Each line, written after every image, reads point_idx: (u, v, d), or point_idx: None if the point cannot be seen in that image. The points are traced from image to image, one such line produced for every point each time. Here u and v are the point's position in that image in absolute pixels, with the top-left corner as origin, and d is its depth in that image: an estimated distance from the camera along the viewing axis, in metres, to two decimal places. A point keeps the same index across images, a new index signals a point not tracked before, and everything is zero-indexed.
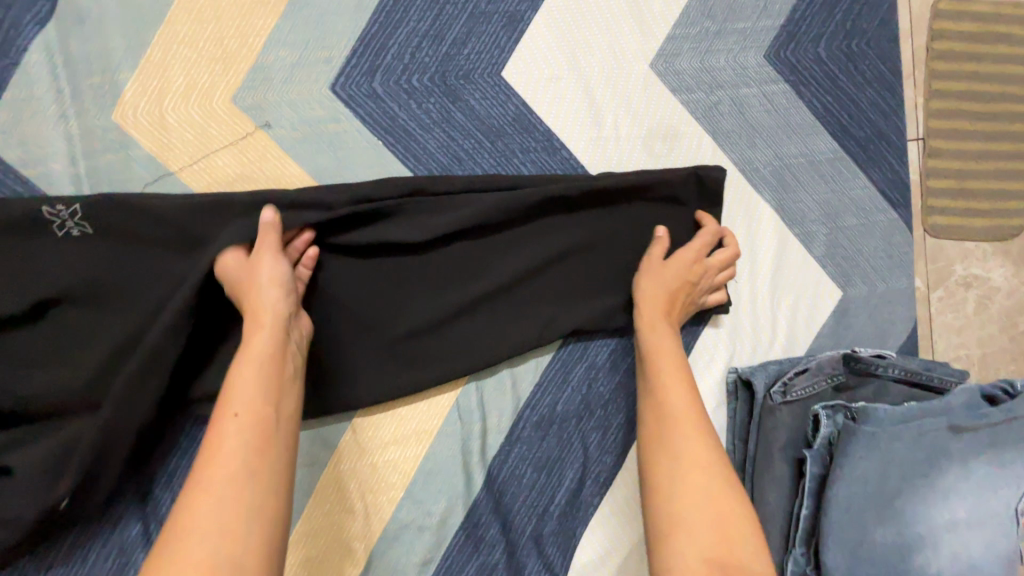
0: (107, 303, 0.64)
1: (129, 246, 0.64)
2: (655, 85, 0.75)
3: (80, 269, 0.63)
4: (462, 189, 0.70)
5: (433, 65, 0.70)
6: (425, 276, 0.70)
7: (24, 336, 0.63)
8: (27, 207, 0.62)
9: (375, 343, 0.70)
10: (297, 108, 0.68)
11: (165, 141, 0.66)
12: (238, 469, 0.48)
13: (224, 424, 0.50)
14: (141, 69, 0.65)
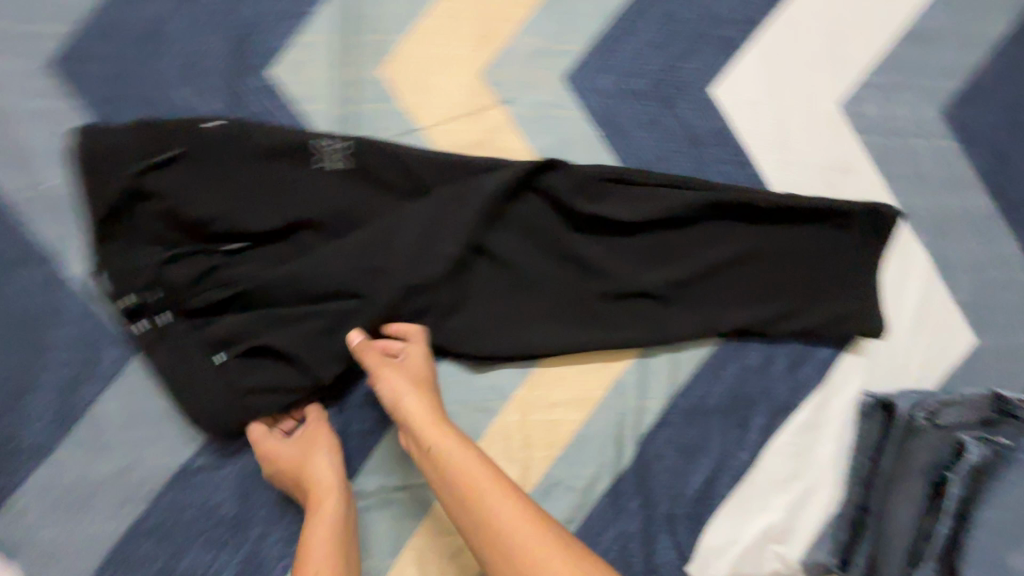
0: (346, 232, 0.71)
1: (374, 185, 0.71)
2: (842, 123, 0.83)
3: (331, 198, 0.69)
4: (667, 186, 0.78)
5: (655, 73, 0.79)
6: (617, 257, 0.78)
7: (271, 249, 0.70)
8: (297, 135, 0.68)
9: (564, 309, 0.77)
10: (533, 91, 0.76)
11: (418, 101, 0.74)
12: None
13: (304, 461, 0.67)
14: (411, 34, 0.73)
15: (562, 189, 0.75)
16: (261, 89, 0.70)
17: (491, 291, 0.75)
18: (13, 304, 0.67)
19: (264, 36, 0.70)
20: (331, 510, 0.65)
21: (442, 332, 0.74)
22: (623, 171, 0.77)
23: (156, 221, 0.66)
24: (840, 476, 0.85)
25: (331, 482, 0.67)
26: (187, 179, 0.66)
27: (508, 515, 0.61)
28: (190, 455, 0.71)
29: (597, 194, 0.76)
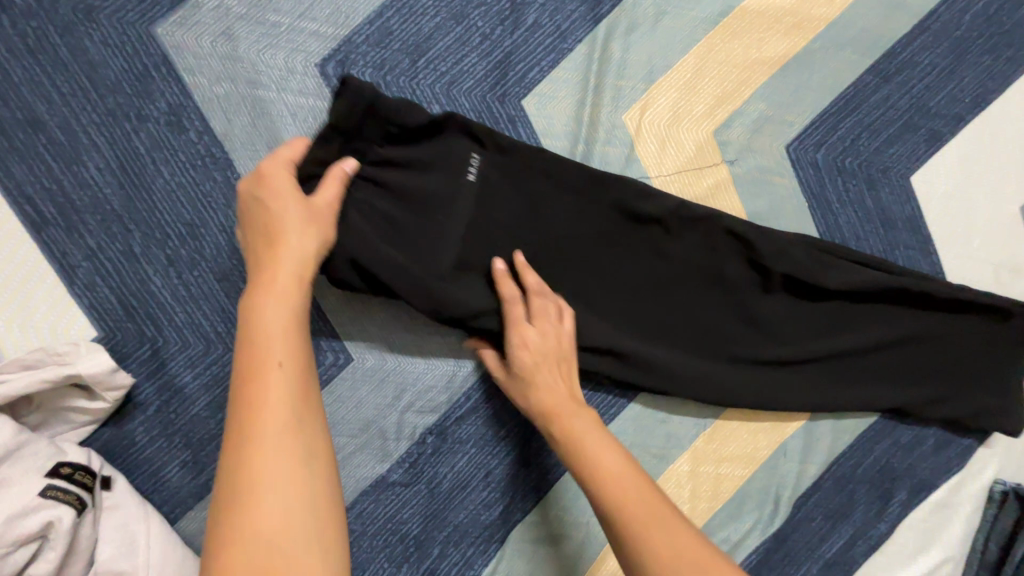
0: (566, 261, 0.70)
1: (603, 222, 0.71)
2: (1021, 226, 0.86)
3: (562, 228, 0.69)
4: (863, 263, 0.80)
5: (865, 154, 0.81)
6: (807, 325, 0.79)
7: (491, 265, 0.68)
8: (547, 161, 0.68)
9: (752, 371, 0.78)
10: (756, 156, 0.78)
11: (654, 150, 0.75)
12: (276, 432, 0.45)
13: (265, 353, 0.48)
14: (656, 84, 0.74)
15: (776, 252, 0.74)
16: (511, 117, 0.71)
17: (688, 345, 0.76)
18: (243, 299, 0.66)
19: (521, 65, 0.71)
20: (268, 442, 0.44)
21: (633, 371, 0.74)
22: (827, 242, 0.78)
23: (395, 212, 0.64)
24: (962, 555, 0.89)
25: (274, 414, 0.45)
26: (438, 196, 0.65)
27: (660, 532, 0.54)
28: (385, 468, 0.71)
29: (807, 261, 0.76)
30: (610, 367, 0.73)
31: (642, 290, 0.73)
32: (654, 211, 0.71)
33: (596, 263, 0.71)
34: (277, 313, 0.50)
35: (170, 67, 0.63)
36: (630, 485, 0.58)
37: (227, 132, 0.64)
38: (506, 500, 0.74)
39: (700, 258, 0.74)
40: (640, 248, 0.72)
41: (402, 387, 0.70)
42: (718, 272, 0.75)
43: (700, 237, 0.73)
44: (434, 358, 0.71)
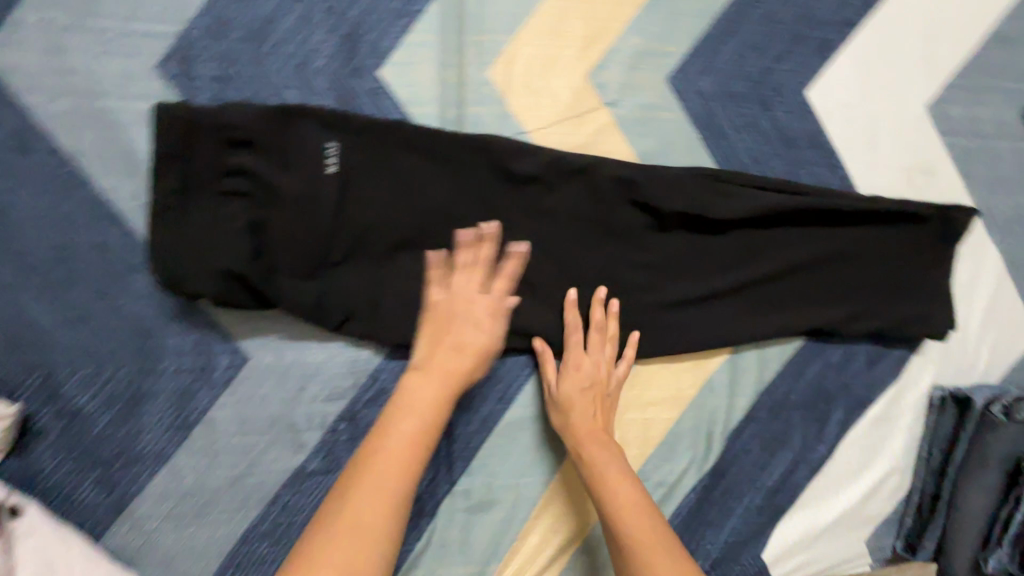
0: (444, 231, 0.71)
1: (476, 187, 0.71)
2: (927, 126, 0.84)
3: (435, 199, 0.70)
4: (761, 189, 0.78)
5: (754, 74, 0.78)
6: (712, 261, 0.78)
7: (367, 249, 0.69)
8: (406, 135, 0.68)
9: (663, 313, 0.78)
10: (637, 93, 0.75)
11: (528, 104, 0.73)
12: (403, 433, 0.59)
13: (407, 403, 0.62)
14: (519, 34, 0.72)
15: (658, 191, 0.75)
16: (370, 91, 0.69)
17: (591, 297, 0.76)
18: (125, 313, 0.66)
19: (373, 35, 0.68)
20: (363, 507, 0.54)
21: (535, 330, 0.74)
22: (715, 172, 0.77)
23: (249, 210, 0.63)
24: (909, 464, 0.89)
25: (386, 483, 0.56)
26: (296, 195, 0.64)
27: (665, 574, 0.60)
28: (303, 459, 0.72)
29: (692, 195, 0.76)
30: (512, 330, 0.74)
31: (531, 250, 0.74)
32: (527, 168, 0.71)
33: (477, 230, 0.72)
34: (423, 394, 0.63)
35: (5, 90, 0.62)
36: (662, 539, 0.63)
37: (77, 149, 0.63)
38: (432, 474, 0.75)
39: (584, 209, 0.74)
40: (520, 209, 0.73)
41: (306, 378, 0.71)
42: (606, 222, 0.75)
43: (580, 188, 0.74)
44: (334, 343, 0.71)
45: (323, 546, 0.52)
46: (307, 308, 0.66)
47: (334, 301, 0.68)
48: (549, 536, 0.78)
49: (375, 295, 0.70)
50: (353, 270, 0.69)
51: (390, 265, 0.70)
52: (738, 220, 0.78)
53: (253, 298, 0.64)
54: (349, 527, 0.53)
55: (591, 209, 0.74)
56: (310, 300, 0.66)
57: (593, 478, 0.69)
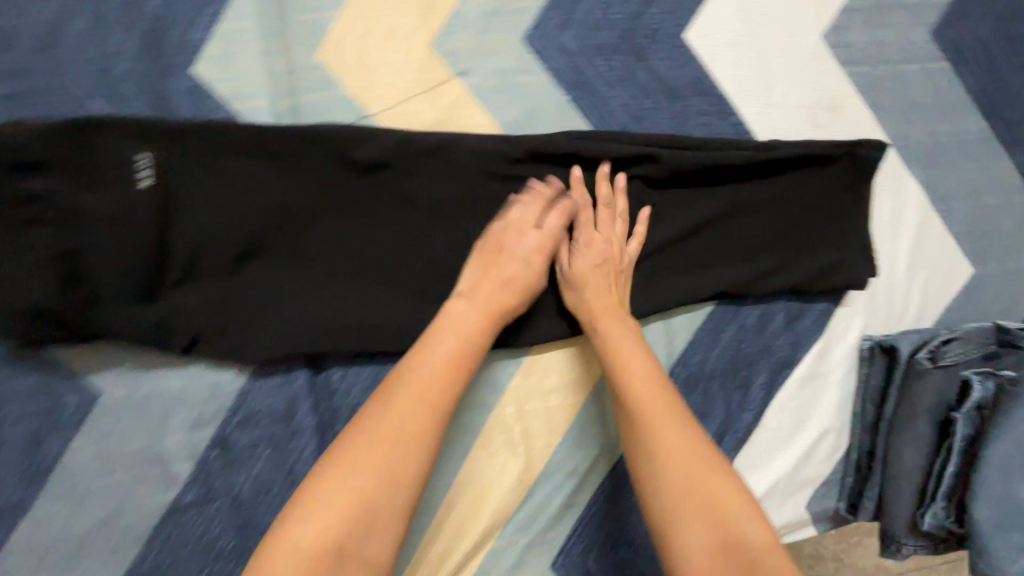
0: (291, 233, 0.67)
1: (320, 183, 0.66)
2: (825, 58, 0.77)
3: (274, 200, 0.65)
4: (637, 147, 0.71)
5: (622, 22, 0.71)
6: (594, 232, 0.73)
7: (206, 262, 0.64)
8: (229, 133, 0.63)
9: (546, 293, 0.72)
10: (491, 59, 0.69)
11: (368, 84, 0.66)
12: (439, 352, 0.62)
13: (445, 323, 0.64)
14: (347, 8, 0.65)
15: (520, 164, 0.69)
16: (187, 92, 0.63)
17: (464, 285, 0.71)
18: None
19: (180, 29, 0.62)
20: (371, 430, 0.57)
21: (408, 331, 0.69)
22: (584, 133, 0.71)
23: (56, 235, 0.59)
24: (843, 422, 0.84)
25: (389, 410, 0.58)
26: (107, 214, 0.60)
27: (682, 464, 0.58)
28: (176, 492, 0.67)
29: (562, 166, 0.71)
30: (384, 330, 0.69)
31: (390, 242, 0.69)
32: (367, 155, 0.66)
33: (330, 228, 0.67)
34: (458, 315, 0.64)
35: None
36: (682, 429, 0.60)
37: None
38: None
39: (445, 193, 0.68)
40: (370, 199, 0.68)
41: (166, 407, 0.66)
42: (468, 203, 0.70)
43: (432, 169, 0.68)
44: (192, 366, 0.67)
45: (333, 465, 0.55)
46: (139, 332, 0.62)
47: (172, 321, 0.62)
48: (456, 540, 0.74)
49: (220, 309, 0.64)
50: (192, 286, 0.64)
51: (235, 275, 0.65)
52: (615, 185, 0.72)
53: (75, 330, 0.60)
54: (380, 437, 0.56)
55: (453, 192, 0.69)
56: (144, 324, 0.62)
57: (605, 347, 0.67)
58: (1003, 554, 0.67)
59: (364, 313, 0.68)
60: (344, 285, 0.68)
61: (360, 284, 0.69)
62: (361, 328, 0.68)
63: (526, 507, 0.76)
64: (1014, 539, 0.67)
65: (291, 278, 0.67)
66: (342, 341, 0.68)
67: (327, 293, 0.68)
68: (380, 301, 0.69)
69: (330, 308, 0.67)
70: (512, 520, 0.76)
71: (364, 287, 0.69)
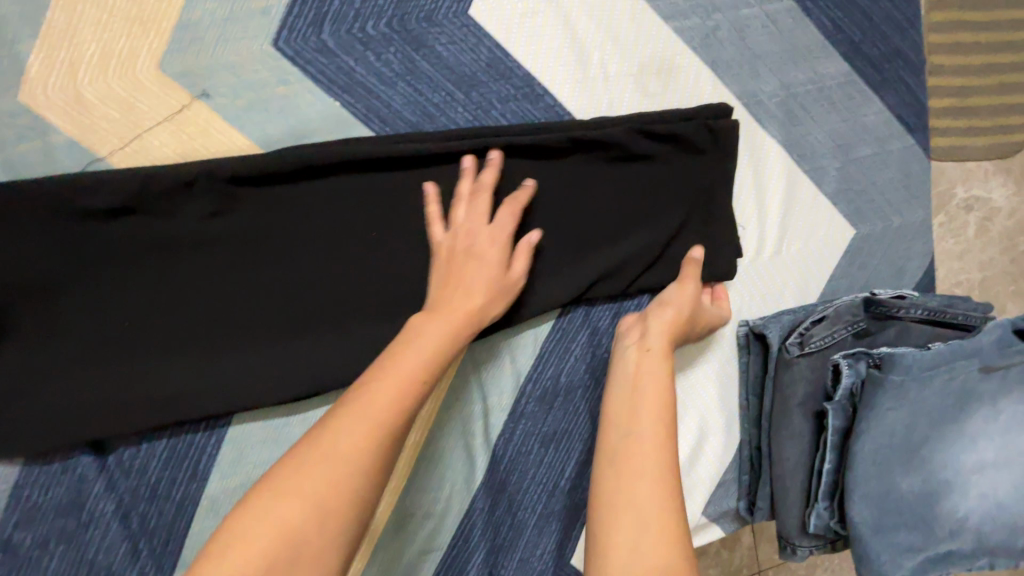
0: (37, 306, 0.58)
1: (59, 245, 0.57)
2: (644, 15, 0.67)
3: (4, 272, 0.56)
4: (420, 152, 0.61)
5: (390, 8, 0.62)
6: (388, 253, 0.63)
7: None
8: None
9: (343, 333, 0.63)
10: (236, 72, 0.59)
11: (88, 123, 0.57)
12: (404, 371, 0.50)
13: (433, 334, 0.54)
14: (44, 38, 0.56)
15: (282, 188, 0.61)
16: None
17: (246, 336, 0.62)
18: None
19: None
20: (340, 443, 0.45)
21: (198, 398, 0.61)
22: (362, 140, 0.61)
23: None
24: (727, 418, 0.76)
25: (377, 418, 0.47)
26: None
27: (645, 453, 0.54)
28: None
29: (342, 182, 0.62)
30: (168, 401, 0.60)
31: (148, 297, 0.60)
32: (89, 205, 0.57)
33: (84, 294, 0.59)
34: (436, 329, 0.54)
35: None
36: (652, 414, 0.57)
37: None
38: None
39: (214, 238, 0.60)
40: (111, 253, 0.59)
41: None
42: (231, 242, 0.61)
43: (176, 209, 0.59)
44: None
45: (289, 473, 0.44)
46: None
47: None
48: None
49: None
50: None
51: None
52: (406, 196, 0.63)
53: None
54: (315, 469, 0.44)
55: (224, 234, 0.60)
56: None
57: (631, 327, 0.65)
58: (882, 558, 0.61)
59: (141, 386, 0.60)
60: (112, 359, 0.59)
61: (123, 351, 0.60)
62: (141, 404, 0.60)
63: (377, 562, 0.68)
64: (893, 538, 0.61)
65: (46, 358, 0.58)
66: (119, 420, 0.60)
67: (94, 370, 0.59)
68: (159, 370, 0.60)
69: (100, 386, 0.59)
70: None
71: (138, 356, 0.60)
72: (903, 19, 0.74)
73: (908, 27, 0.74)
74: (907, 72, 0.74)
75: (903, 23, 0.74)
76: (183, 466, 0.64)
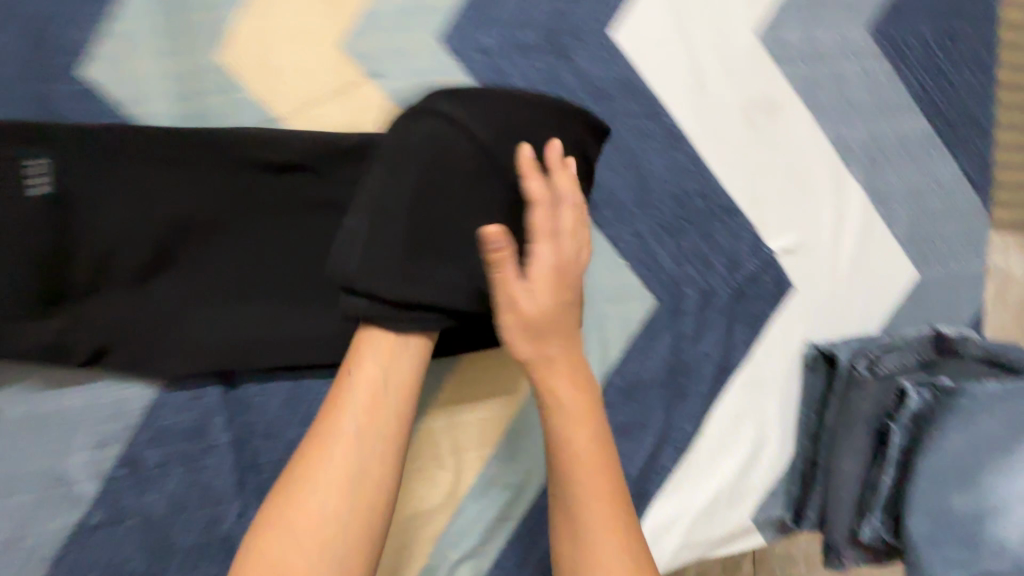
0: (209, 242, 0.63)
1: (234, 189, 0.62)
2: (762, 56, 0.74)
3: (185, 207, 0.61)
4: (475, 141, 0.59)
5: (545, 19, 0.68)
6: None
7: (114, 274, 0.61)
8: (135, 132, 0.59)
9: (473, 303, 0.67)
10: (405, 59, 0.66)
11: (269, 87, 0.63)
12: (349, 430, 0.51)
13: (400, 406, 0.54)
14: (247, 6, 0.61)
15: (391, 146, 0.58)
16: (74, 95, 0.59)
17: None
18: None
19: (69, 29, 0.59)
20: (326, 477, 0.49)
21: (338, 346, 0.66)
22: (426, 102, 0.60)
23: None
24: (782, 430, 0.83)
25: (346, 466, 0.50)
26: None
27: (591, 486, 0.55)
28: (84, 514, 0.65)
29: None
30: (311, 347, 0.66)
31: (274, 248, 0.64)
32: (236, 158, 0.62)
33: (250, 238, 0.63)
34: (398, 367, 0.55)
35: None
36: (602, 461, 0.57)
37: None
38: (240, 509, 0.68)
39: None
40: (246, 204, 0.62)
41: (67, 426, 0.64)
42: None
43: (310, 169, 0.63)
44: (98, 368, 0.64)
45: (298, 531, 0.48)
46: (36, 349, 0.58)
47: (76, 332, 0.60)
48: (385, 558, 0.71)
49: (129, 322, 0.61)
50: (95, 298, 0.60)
51: (152, 287, 0.62)
52: None
53: None
54: (314, 534, 0.47)
55: None
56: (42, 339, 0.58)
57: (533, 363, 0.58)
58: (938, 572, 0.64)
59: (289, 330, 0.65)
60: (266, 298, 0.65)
61: (249, 294, 0.64)
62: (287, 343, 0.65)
63: (460, 519, 0.74)
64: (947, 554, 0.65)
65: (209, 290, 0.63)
66: (266, 357, 0.65)
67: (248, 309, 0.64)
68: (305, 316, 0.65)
69: (253, 324, 0.64)
70: (443, 535, 0.74)
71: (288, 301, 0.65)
72: (981, 90, 0.82)
73: (983, 98, 0.82)
74: (977, 138, 0.83)
75: (981, 93, 0.82)
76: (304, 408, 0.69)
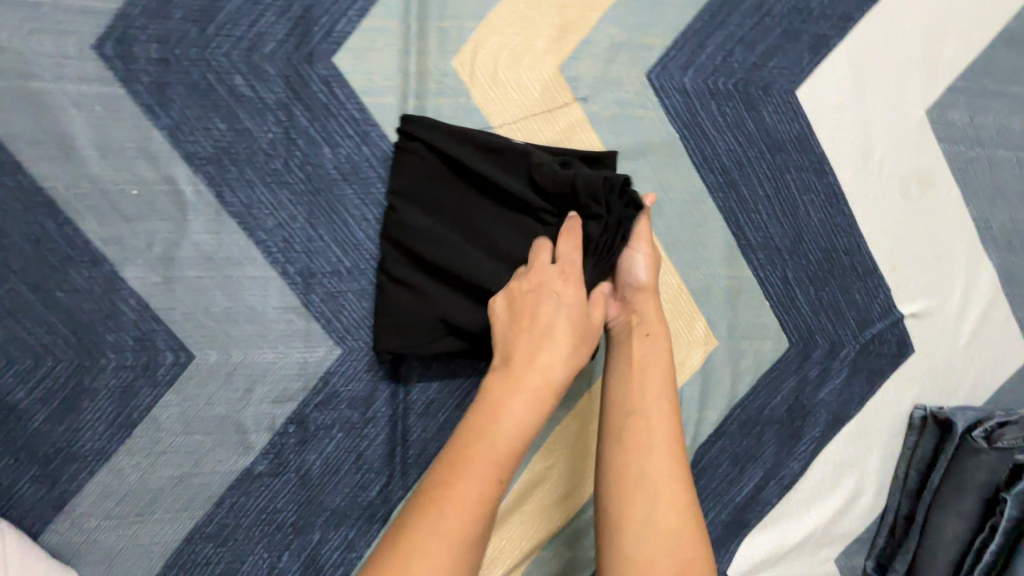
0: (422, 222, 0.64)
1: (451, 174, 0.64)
2: (924, 132, 0.80)
3: (419, 188, 0.65)
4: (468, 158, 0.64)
5: (740, 70, 0.74)
6: (668, 267, 0.76)
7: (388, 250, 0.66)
8: (413, 118, 0.65)
9: None
10: (612, 89, 0.71)
11: (494, 98, 0.68)
12: (524, 400, 0.52)
13: (528, 369, 0.53)
14: (487, 21, 0.67)
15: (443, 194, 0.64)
16: (324, 79, 0.64)
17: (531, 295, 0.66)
18: (64, 307, 0.63)
19: (329, 19, 0.64)
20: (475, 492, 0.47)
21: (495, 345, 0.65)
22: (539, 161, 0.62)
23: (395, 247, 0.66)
24: (880, 484, 0.86)
25: (491, 459, 0.49)
26: (250, 177, 0.65)
27: (658, 448, 0.58)
28: (250, 461, 0.69)
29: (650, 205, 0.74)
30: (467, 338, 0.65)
31: (477, 238, 0.64)
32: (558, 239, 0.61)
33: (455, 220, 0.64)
34: (557, 355, 0.55)
35: None
36: (660, 430, 0.59)
37: (7, 132, 0.60)
38: (383, 481, 0.72)
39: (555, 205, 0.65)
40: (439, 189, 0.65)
41: (253, 379, 0.68)
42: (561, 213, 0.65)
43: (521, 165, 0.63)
44: (296, 322, 0.68)
45: (465, 493, 0.47)
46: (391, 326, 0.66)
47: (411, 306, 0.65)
48: (520, 535, 0.75)
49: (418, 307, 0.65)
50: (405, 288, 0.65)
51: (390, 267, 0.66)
52: (688, 227, 0.75)
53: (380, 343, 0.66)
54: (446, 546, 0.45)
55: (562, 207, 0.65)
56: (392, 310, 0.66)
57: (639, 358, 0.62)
58: None
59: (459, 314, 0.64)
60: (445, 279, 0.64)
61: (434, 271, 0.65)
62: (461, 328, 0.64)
63: (577, 522, 0.76)
64: None
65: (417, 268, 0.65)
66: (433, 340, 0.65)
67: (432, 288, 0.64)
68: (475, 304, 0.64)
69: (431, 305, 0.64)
70: (556, 536, 0.76)
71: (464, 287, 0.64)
72: None
73: None
74: None
75: None
76: (445, 400, 0.72)
